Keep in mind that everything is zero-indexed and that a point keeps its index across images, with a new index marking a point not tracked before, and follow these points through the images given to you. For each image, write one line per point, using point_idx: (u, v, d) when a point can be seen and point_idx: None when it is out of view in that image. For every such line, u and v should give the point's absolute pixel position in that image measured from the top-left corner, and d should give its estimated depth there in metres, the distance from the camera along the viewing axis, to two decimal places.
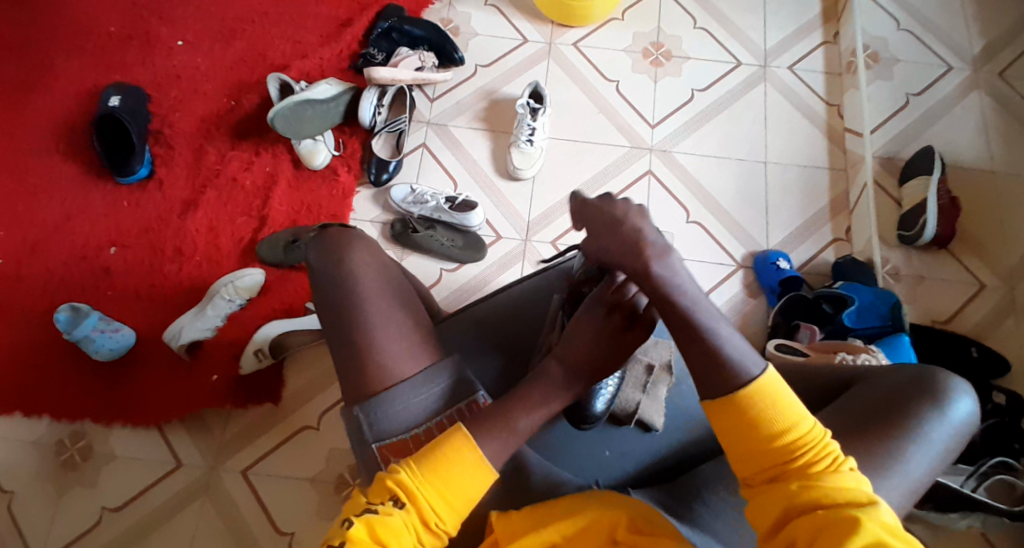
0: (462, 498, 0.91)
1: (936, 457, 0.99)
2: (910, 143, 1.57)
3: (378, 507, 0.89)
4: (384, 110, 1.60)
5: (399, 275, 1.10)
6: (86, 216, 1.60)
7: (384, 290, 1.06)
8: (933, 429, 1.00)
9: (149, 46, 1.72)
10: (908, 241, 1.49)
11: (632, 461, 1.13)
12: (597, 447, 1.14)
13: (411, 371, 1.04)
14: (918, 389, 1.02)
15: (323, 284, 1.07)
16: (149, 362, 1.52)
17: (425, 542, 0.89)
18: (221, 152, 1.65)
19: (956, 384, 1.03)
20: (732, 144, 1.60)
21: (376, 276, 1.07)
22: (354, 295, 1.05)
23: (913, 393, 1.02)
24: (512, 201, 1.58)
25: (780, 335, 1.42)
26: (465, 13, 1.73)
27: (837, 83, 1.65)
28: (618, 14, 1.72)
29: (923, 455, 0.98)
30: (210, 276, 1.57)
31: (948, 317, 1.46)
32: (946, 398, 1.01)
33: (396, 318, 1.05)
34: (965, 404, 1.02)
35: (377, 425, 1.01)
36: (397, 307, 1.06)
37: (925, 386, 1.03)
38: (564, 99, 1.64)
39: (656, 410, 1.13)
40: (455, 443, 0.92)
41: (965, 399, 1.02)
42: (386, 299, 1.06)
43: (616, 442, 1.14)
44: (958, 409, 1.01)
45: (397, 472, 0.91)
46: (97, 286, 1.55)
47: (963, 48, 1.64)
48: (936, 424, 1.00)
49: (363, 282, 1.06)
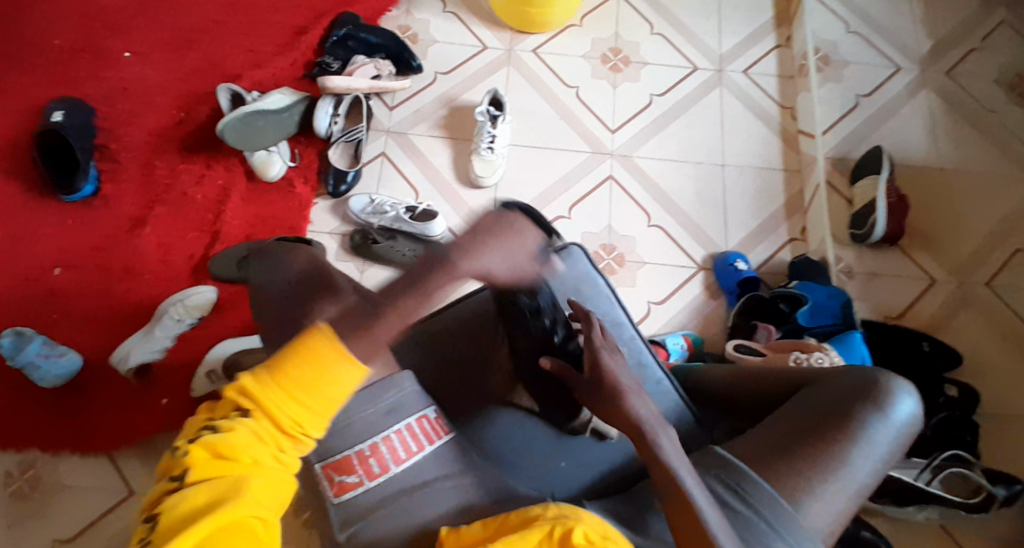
0: (317, 396, 0.76)
1: (879, 458, 1.02)
2: (861, 144, 1.61)
3: (220, 422, 0.76)
4: (340, 119, 1.56)
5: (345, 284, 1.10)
6: (29, 236, 1.53)
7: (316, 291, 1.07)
8: (875, 431, 1.03)
9: (94, 58, 1.65)
10: (859, 239, 1.52)
11: (589, 473, 1.13)
12: (552, 459, 1.13)
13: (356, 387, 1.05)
14: (860, 394, 1.05)
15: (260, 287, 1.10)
16: (99, 387, 1.46)
17: (282, 449, 0.77)
18: (172, 166, 1.59)
19: (898, 387, 1.06)
20: (690, 148, 1.62)
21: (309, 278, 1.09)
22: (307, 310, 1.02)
23: (855, 396, 1.05)
24: (474, 207, 1.56)
25: (739, 335, 1.44)
26: (423, 20, 1.70)
27: (791, 86, 1.68)
28: (576, 20, 1.71)
29: (868, 457, 1.02)
30: (162, 295, 1.51)
31: (900, 312, 1.49)
32: (888, 400, 1.04)
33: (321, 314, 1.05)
34: (905, 406, 1.05)
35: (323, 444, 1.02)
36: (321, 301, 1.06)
37: (866, 390, 1.05)
38: (526, 106, 1.63)
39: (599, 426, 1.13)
40: (304, 345, 0.77)
41: (906, 400, 1.06)
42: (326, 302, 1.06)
43: (573, 454, 1.13)
44: (899, 410, 1.05)
45: (236, 379, 0.77)
46: (41, 308, 1.48)
47: (911, 49, 1.69)
48: (878, 427, 1.03)
49: (297, 284, 1.07)
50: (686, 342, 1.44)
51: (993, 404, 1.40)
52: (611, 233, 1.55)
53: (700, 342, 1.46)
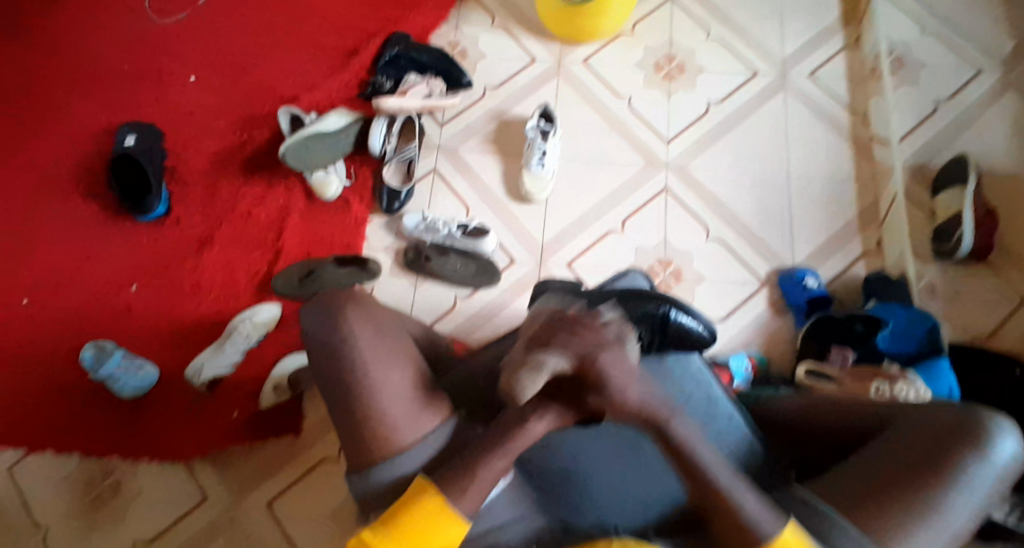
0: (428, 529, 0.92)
1: (979, 503, 0.94)
2: (941, 151, 1.50)
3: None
4: (393, 139, 1.57)
5: (392, 332, 1.12)
6: (109, 257, 1.62)
7: (387, 354, 1.08)
8: (975, 473, 0.94)
9: (165, 85, 1.72)
10: (944, 255, 1.42)
11: (655, 508, 1.06)
12: (616, 493, 1.06)
13: (414, 436, 1.04)
14: (958, 432, 0.96)
15: (320, 350, 1.09)
16: (168, 401, 1.53)
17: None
18: (235, 188, 1.64)
19: (998, 425, 0.97)
20: (752, 156, 1.55)
21: (373, 337, 1.09)
22: (353, 361, 1.06)
23: (954, 436, 0.96)
24: (526, 224, 1.55)
25: (810, 357, 1.38)
26: (472, 36, 1.69)
27: (861, 89, 1.58)
28: (627, 29, 1.66)
29: (964, 505, 0.93)
30: (227, 314, 1.57)
31: (989, 334, 1.39)
32: (989, 441, 0.95)
33: (398, 379, 1.06)
34: (1009, 446, 0.96)
35: (378, 483, 1.03)
36: (397, 365, 1.07)
37: (964, 428, 0.96)
38: (577, 120, 1.60)
39: (651, 458, 1.07)
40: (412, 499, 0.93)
41: (1009, 439, 0.96)
42: (376, 348, 1.08)
43: (634, 488, 1.06)
44: (1001, 451, 0.95)
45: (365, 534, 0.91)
46: (118, 326, 1.57)
47: (994, 46, 1.55)
48: (978, 470, 0.94)
49: (362, 348, 1.07)
50: (752, 364, 1.39)
51: None
52: (667, 248, 1.51)
53: (767, 363, 1.41)
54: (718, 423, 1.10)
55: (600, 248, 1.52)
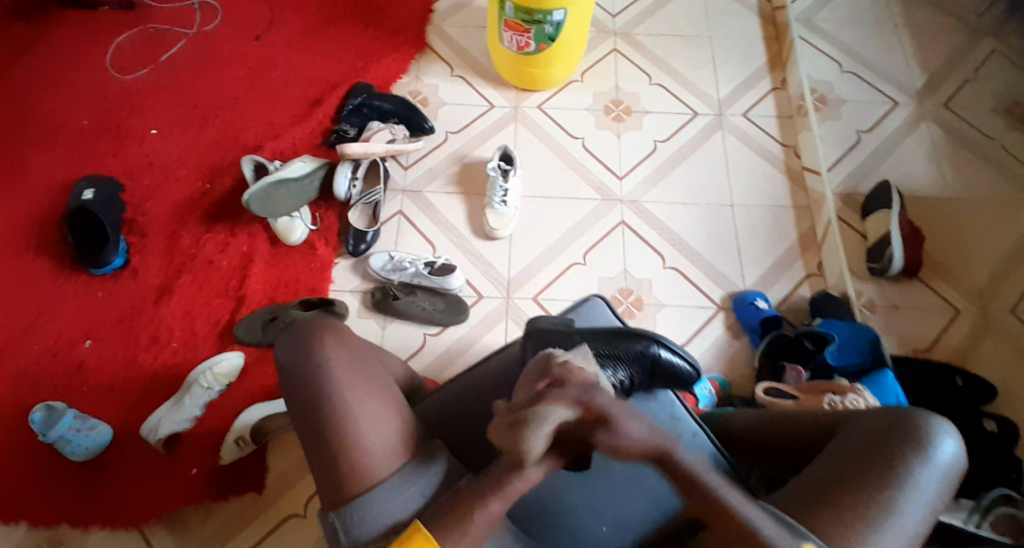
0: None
1: (928, 502, 0.98)
2: (866, 178, 1.65)
3: None
4: (358, 183, 1.62)
5: (368, 359, 1.10)
6: (63, 311, 1.57)
7: (361, 384, 1.06)
8: (920, 474, 0.99)
9: (123, 137, 1.72)
10: (877, 272, 1.55)
11: (631, 532, 1.06)
12: (592, 522, 1.06)
13: (390, 469, 1.01)
14: (900, 436, 1.01)
15: (294, 378, 1.07)
16: (127, 459, 1.47)
17: None
18: (197, 236, 1.64)
19: (938, 426, 1.02)
20: (697, 190, 1.66)
21: (349, 368, 1.07)
22: (328, 390, 1.04)
23: (899, 440, 1.01)
24: (491, 260, 1.60)
25: (767, 377, 1.45)
26: (432, 85, 1.78)
27: (790, 125, 1.73)
28: (577, 76, 1.78)
29: (915, 503, 0.98)
30: (190, 364, 1.54)
31: (929, 344, 1.50)
32: (930, 440, 1.01)
33: (373, 411, 1.04)
34: (948, 445, 1.01)
35: (355, 532, 0.98)
36: (376, 398, 1.05)
37: (908, 431, 1.01)
38: (535, 159, 1.68)
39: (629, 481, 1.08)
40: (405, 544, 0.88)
41: (948, 440, 1.01)
42: (351, 374, 1.06)
43: (611, 515, 1.06)
44: (942, 451, 1.00)
45: None
46: (73, 382, 1.51)
47: (905, 84, 1.74)
48: (923, 469, 0.99)
49: (337, 377, 1.05)
50: (713, 386, 1.44)
51: None
52: (627, 277, 1.58)
53: (728, 386, 1.47)
54: (682, 439, 1.13)
55: (564, 280, 1.58)
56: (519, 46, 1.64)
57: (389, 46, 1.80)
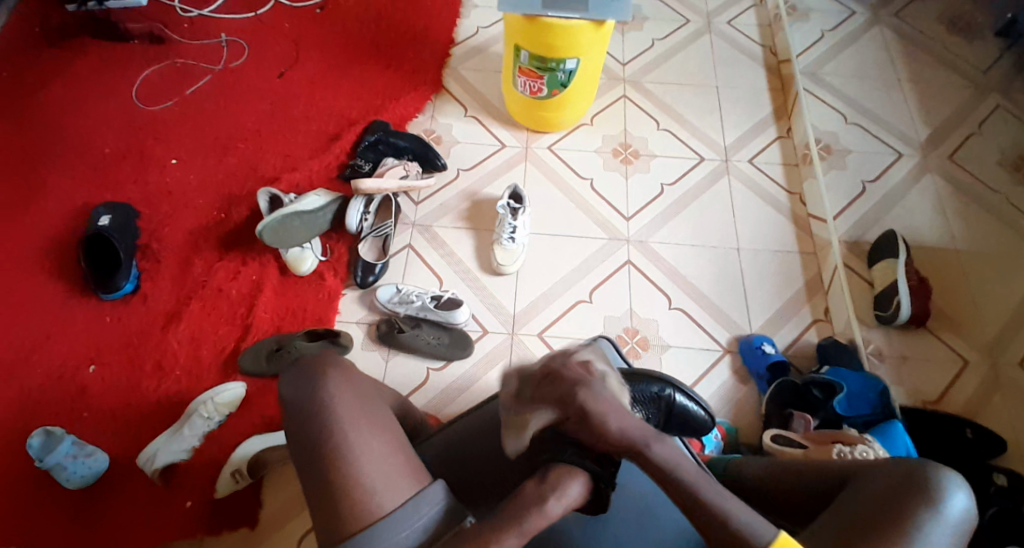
0: None
1: None
2: (872, 227, 1.67)
3: None
4: (370, 216, 1.64)
5: (372, 395, 1.11)
6: (70, 334, 1.58)
7: (364, 418, 1.06)
8: (932, 527, 0.98)
9: (144, 165, 1.77)
10: (885, 321, 1.54)
11: None
12: None
13: (395, 504, 1.00)
14: (911, 489, 1.00)
15: (297, 410, 1.07)
16: (123, 485, 1.45)
17: None
18: (208, 263, 1.66)
19: (950, 480, 1.02)
20: (704, 233, 1.68)
21: (354, 403, 1.07)
22: (331, 422, 1.04)
23: (909, 493, 1.00)
24: (497, 296, 1.61)
25: (775, 424, 1.43)
26: (447, 125, 1.83)
27: (796, 173, 1.76)
28: (587, 120, 1.83)
29: None
30: (193, 390, 1.54)
31: (936, 398, 1.49)
32: (941, 494, 1.00)
33: (377, 450, 1.04)
34: (960, 499, 1.00)
35: None
36: (380, 433, 1.05)
37: (918, 484, 1.01)
38: (544, 199, 1.71)
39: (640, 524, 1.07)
40: None
41: (960, 494, 1.01)
42: (355, 408, 1.06)
43: None
44: (954, 505, 0.99)
45: None
46: (75, 405, 1.51)
47: (910, 136, 1.78)
48: (933, 523, 0.98)
49: (341, 409, 1.05)
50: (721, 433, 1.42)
51: None
52: (633, 317, 1.58)
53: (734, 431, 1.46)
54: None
55: (570, 317, 1.58)
56: (532, 91, 1.69)
57: (406, 87, 1.86)
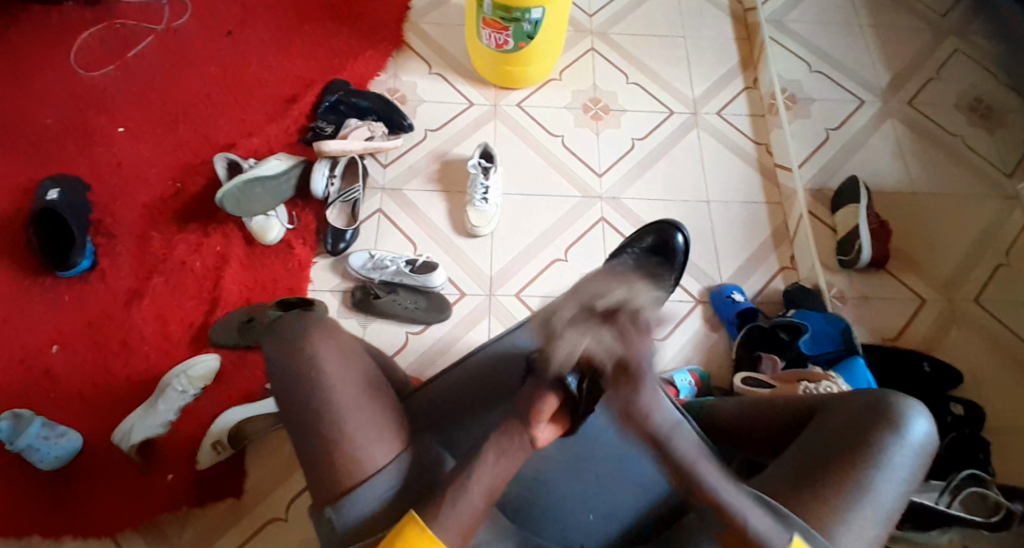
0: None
1: (902, 481, 1.01)
2: (835, 174, 1.71)
3: None
4: (336, 180, 1.60)
5: (360, 356, 1.09)
6: (27, 316, 1.51)
7: (352, 381, 1.05)
8: (894, 454, 1.01)
9: (90, 136, 1.67)
10: (847, 265, 1.59)
11: (616, 521, 1.11)
12: (580, 512, 1.11)
13: (383, 462, 1.01)
14: (875, 418, 1.04)
15: (284, 379, 1.05)
16: (98, 468, 1.42)
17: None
18: (169, 237, 1.60)
19: (910, 406, 1.05)
20: (675, 186, 1.69)
21: (340, 368, 1.06)
22: (320, 390, 1.03)
23: (873, 421, 1.04)
24: (472, 257, 1.60)
25: (745, 367, 1.48)
26: (410, 82, 1.77)
27: (762, 124, 1.77)
28: (555, 75, 1.79)
29: (889, 481, 1.00)
30: (164, 367, 1.50)
31: (896, 334, 1.55)
32: (903, 421, 1.03)
33: (365, 412, 1.03)
34: (921, 425, 1.04)
35: (350, 524, 0.99)
36: (372, 396, 1.05)
37: (881, 413, 1.04)
38: (515, 157, 1.69)
39: (608, 474, 1.12)
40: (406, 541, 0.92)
41: (921, 420, 1.04)
42: (343, 373, 1.05)
43: (597, 504, 1.11)
44: (915, 431, 1.03)
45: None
46: (39, 388, 1.46)
47: (871, 82, 1.80)
48: (897, 448, 1.02)
49: (328, 377, 1.04)
50: (693, 378, 1.46)
51: (997, 419, 1.44)
52: None
53: (707, 377, 1.49)
54: None
55: (546, 276, 1.58)
56: (498, 44, 1.64)
57: (366, 44, 1.79)
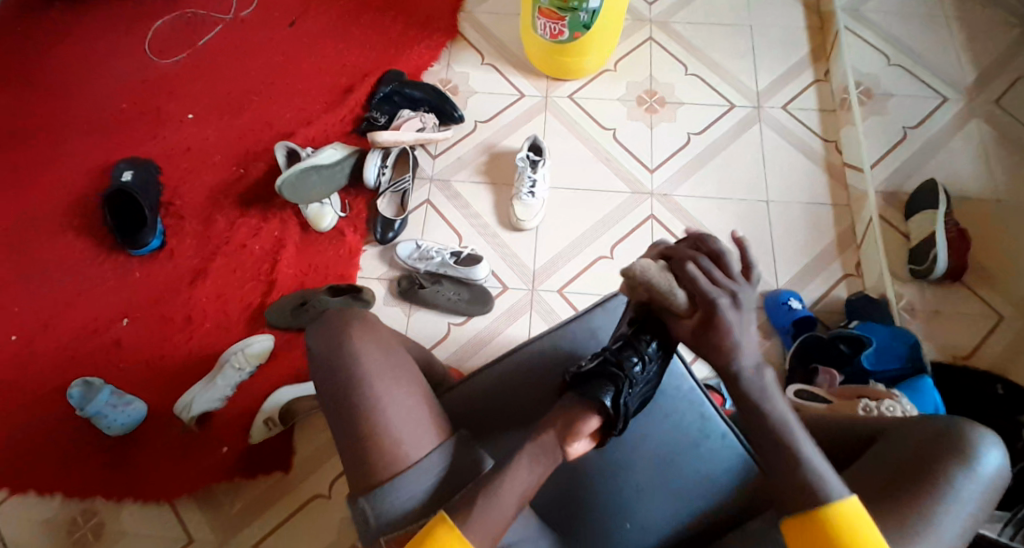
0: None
1: (970, 514, 0.94)
2: (909, 177, 1.59)
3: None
4: (388, 170, 1.62)
5: (397, 349, 1.11)
6: (102, 290, 1.62)
7: (389, 373, 1.07)
8: (961, 487, 0.95)
9: (164, 122, 1.76)
10: (919, 275, 1.48)
11: (654, 534, 1.07)
12: (617, 520, 1.07)
13: (418, 455, 1.02)
14: (940, 446, 0.97)
15: (325, 366, 1.07)
16: (159, 435, 1.52)
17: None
18: (231, 220, 1.67)
19: (983, 436, 0.98)
20: (733, 185, 1.62)
21: (379, 359, 1.08)
22: (357, 380, 1.05)
23: (939, 450, 0.97)
24: (517, 251, 1.59)
25: (798, 379, 1.41)
26: (463, 73, 1.77)
27: (832, 120, 1.67)
28: (610, 65, 1.75)
29: (956, 514, 0.94)
30: (221, 345, 1.58)
31: (968, 352, 1.44)
32: (973, 450, 0.96)
33: (400, 403, 1.05)
34: (993, 456, 0.97)
35: (384, 516, 1.00)
36: (410, 390, 1.07)
37: (950, 442, 0.97)
38: (565, 151, 1.66)
39: (653, 478, 1.09)
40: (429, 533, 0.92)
41: (993, 451, 0.97)
42: (382, 365, 1.07)
43: (635, 513, 1.07)
44: (986, 463, 0.96)
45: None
46: (109, 358, 1.57)
47: (956, 78, 1.65)
48: (964, 480, 0.95)
49: (366, 368, 1.06)
50: None
51: None
52: None
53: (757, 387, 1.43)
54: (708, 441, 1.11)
55: (590, 274, 1.56)
56: (552, 34, 1.60)
57: (423, 33, 1.80)
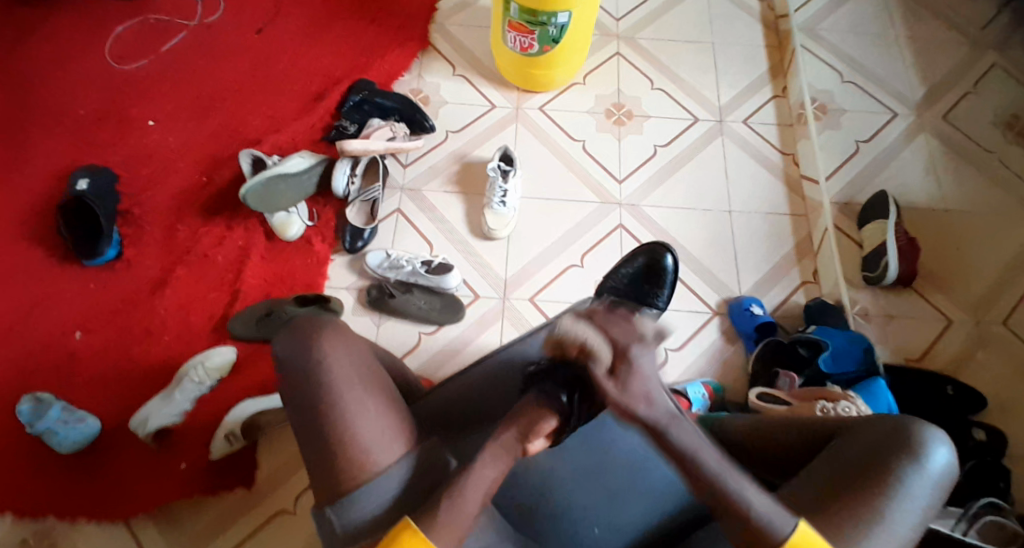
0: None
1: (919, 510, 0.97)
2: (864, 189, 1.66)
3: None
4: (357, 179, 1.61)
5: (366, 353, 1.08)
6: (55, 301, 1.56)
7: (358, 379, 1.04)
8: (912, 483, 0.97)
9: (123, 127, 1.71)
10: (873, 281, 1.55)
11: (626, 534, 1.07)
12: (587, 521, 1.08)
13: (385, 462, 0.99)
14: (893, 444, 1.00)
15: (293, 371, 1.04)
16: (117, 451, 1.45)
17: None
18: (195, 229, 1.63)
19: (931, 434, 1.00)
20: (698, 195, 1.66)
21: (348, 364, 1.05)
22: (327, 385, 1.02)
23: (892, 449, 0.99)
24: (488, 259, 1.60)
25: (761, 382, 1.45)
26: (434, 84, 1.77)
27: (791, 133, 1.74)
28: (580, 79, 1.78)
29: (905, 510, 0.97)
30: (183, 356, 1.53)
31: (920, 355, 1.51)
32: (922, 448, 0.99)
33: (366, 409, 1.02)
34: (941, 453, 1.00)
35: (350, 525, 0.97)
36: (378, 395, 1.04)
37: (899, 441, 1.00)
38: (536, 162, 1.68)
39: (627, 478, 1.09)
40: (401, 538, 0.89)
41: (941, 448, 1.00)
42: (350, 371, 1.04)
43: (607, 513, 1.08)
44: (934, 460, 0.99)
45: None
46: (63, 372, 1.50)
47: (906, 95, 1.75)
48: (915, 476, 0.98)
49: (335, 374, 1.03)
50: (708, 391, 1.44)
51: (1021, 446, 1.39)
52: None
53: (722, 390, 1.46)
54: None
55: (561, 282, 1.57)
56: (522, 47, 1.63)
57: (393, 43, 1.80)
